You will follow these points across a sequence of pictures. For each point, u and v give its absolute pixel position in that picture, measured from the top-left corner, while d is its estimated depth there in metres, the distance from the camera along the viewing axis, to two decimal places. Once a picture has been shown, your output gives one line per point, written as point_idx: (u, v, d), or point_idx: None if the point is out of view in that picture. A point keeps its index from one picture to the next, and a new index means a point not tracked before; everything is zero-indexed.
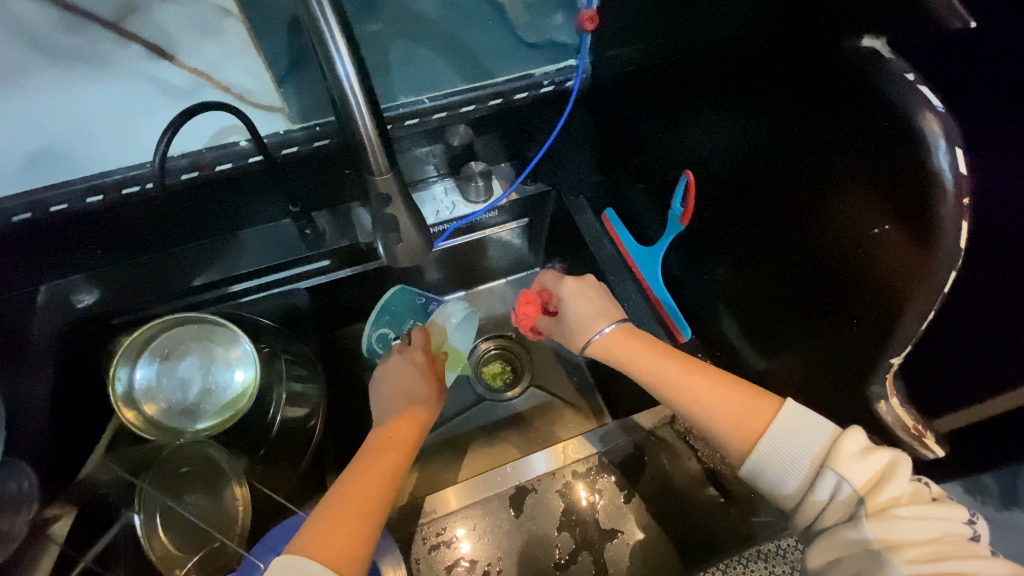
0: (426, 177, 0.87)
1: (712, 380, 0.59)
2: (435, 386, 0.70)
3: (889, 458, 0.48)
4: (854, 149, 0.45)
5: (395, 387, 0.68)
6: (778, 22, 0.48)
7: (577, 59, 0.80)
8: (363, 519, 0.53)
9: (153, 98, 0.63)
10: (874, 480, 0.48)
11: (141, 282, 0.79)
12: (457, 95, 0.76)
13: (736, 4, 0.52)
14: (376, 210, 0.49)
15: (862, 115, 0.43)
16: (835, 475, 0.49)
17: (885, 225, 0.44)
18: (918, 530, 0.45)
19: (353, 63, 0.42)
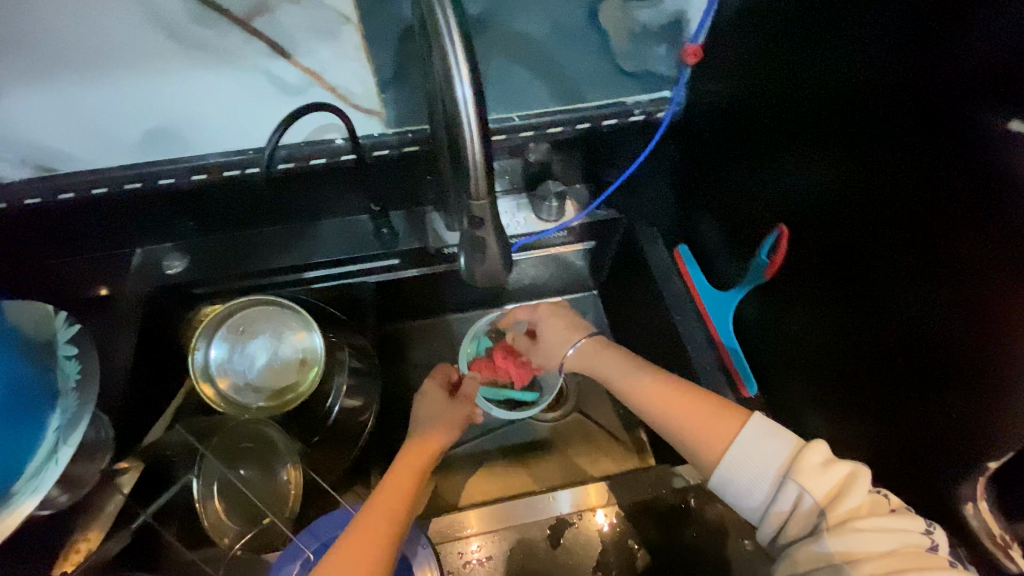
0: None
1: (689, 394, 0.63)
2: (459, 415, 0.71)
3: (842, 471, 0.52)
4: (986, 233, 0.41)
5: (426, 419, 0.70)
6: (913, 88, 0.45)
7: (673, 91, 0.79)
8: (385, 545, 0.55)
9: (266, 93, 0.65)
10: (833, 493, 0.51)
11: (224, 257, 0.83)
12: (546, 116, 0.76)
13: (865, 62, 0.50)
14: (466, 231, 0.50)
15: (998, 199, 0.40)
16: (796, 486, 0.52)
17: (1009, 320, 0.41)
18: (877, 543, 0.48)
19: (472, 87, 0.43)
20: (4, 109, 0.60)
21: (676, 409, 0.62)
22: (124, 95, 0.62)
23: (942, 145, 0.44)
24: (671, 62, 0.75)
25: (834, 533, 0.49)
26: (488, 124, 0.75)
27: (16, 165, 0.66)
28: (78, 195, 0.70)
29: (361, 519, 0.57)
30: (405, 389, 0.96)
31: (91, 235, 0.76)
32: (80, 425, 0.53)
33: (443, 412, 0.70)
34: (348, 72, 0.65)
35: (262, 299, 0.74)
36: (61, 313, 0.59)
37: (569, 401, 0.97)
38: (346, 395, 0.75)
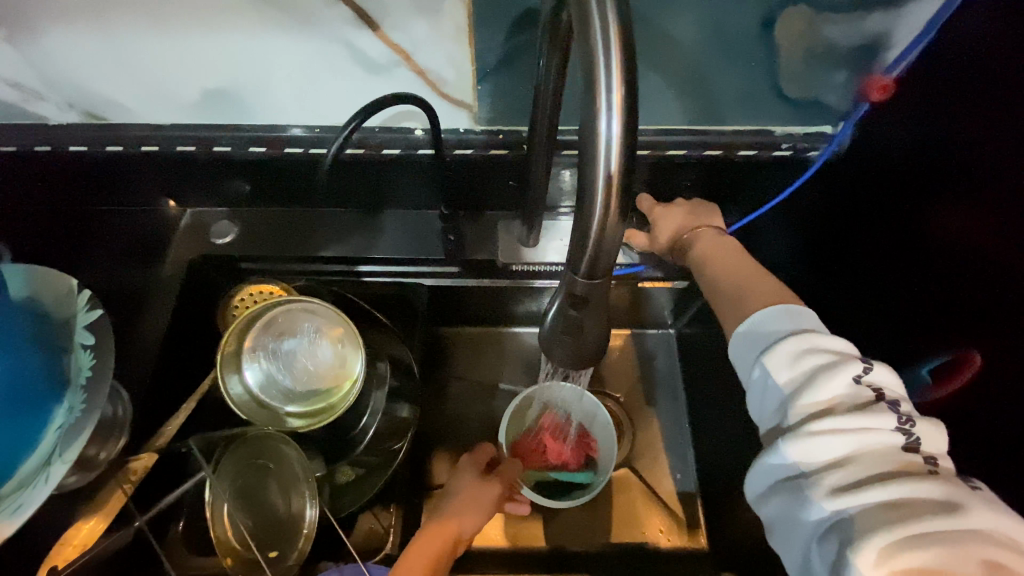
0: (555, 208, 0.75)
1: (764, 283, 0.53)
2: (491, 496, 0.69)
3: (850, 374, 0.44)
4: None
5: (455, 501, 0.68)
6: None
7: (837, 128, 0.62)
8: None
9: (344, 65, 0.54)
10: (822, 408, 0.43)
11: (277, 233, 0.75)
12: (671, 135, 0.62)
13: None
14: (557, 304, 0.38)
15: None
16: (805, 414, 0.44)
17: None
18: (881, 493, 0.39)
19: (622, 124, 0.31)
20: (50, 46, 0.52)
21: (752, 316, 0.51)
22: (181, 48, 0.53)
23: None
24: (848, 93, 0.59)
25: (791, 439, 0.43)
26: (638, 138, 0.62)
27: (61, 108, 0.59)
28: (127, 150, 0.63)
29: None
30: (442, 402, 0.87)
31: (139, 190, 0.70)
32: (81, 435, 0.45)
33: (470, 502, 0.68)
34: (445, 56, 0.53)
35: (294, 299, 0.65)
36: (84, 292, 0.52)
37: (620, 452, 0.84)
38: (383, 416, 0.67)
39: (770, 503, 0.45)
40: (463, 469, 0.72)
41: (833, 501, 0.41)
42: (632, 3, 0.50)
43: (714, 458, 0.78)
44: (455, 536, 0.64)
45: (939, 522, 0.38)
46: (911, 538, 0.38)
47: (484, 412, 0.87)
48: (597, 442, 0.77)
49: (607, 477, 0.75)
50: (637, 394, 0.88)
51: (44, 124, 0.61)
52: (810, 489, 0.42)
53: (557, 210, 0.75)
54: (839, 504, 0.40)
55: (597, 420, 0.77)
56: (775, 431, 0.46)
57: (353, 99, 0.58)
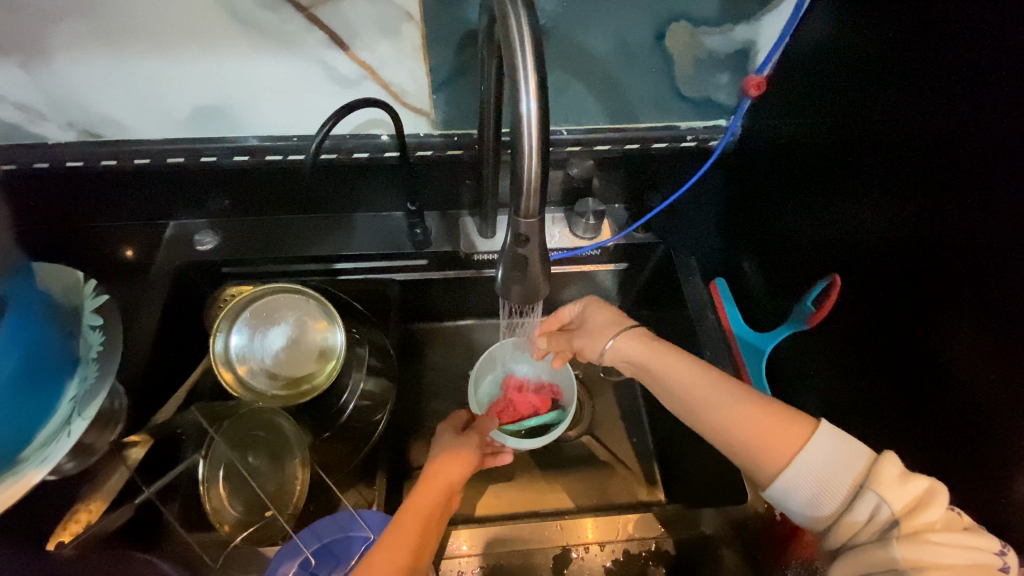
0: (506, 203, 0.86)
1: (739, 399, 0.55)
2: (471, 449, 0.70)
3: (893, 464, 0.48)
4: None
5: (436, 458, 0.68)
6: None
7: (729, 120, 0.76)
8: (407, 552, 0.54)
9: (320, 80, 0.64)
10: (859, 480, 0.49)
11: (257, 239, 0.82)
12: (597, 132, 0.75)
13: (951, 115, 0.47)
14: (507, 246, 0.48)
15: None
16: (875, 497, 0.47)
17: None
18: (951, 556, 0.43)
19: (538, 101, 0.41)
20: (58, 72, 0.60)
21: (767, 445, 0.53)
22: (176, 69, 0.62)
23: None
24: (732, 91, 0.73)
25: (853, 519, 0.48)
26: (571, 135, 0.74)
27: (62, 128, 0.67)
28: (121, 164, 0.70)
29: (385, 536, 0.56)
30: (418, 392, 0.94)
31: (128, 204, 0.76)
32: (97, 397, 0.52)
33: (456, 457, 0.68)
34: (405, 70, 0.64)
35: (281, 287, 0.73)
36: (90, 282, 0.59)
37: (582, 421, 0.92)
38: (363, 394, 0.74)
39: None
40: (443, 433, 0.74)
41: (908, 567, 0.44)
42: (554, 24, 0.63)
43: (665, 415, 0.88)
44: (443, 492, 0.64)
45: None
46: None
47: (458, 398, 0.94)
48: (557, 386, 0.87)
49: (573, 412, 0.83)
50: (593, 370, 0.97)
51: (44, 144, 0.68)
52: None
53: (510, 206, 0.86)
54: None
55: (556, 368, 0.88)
56: (847, 528, 0.49)
57: (328, 110, 0.68)
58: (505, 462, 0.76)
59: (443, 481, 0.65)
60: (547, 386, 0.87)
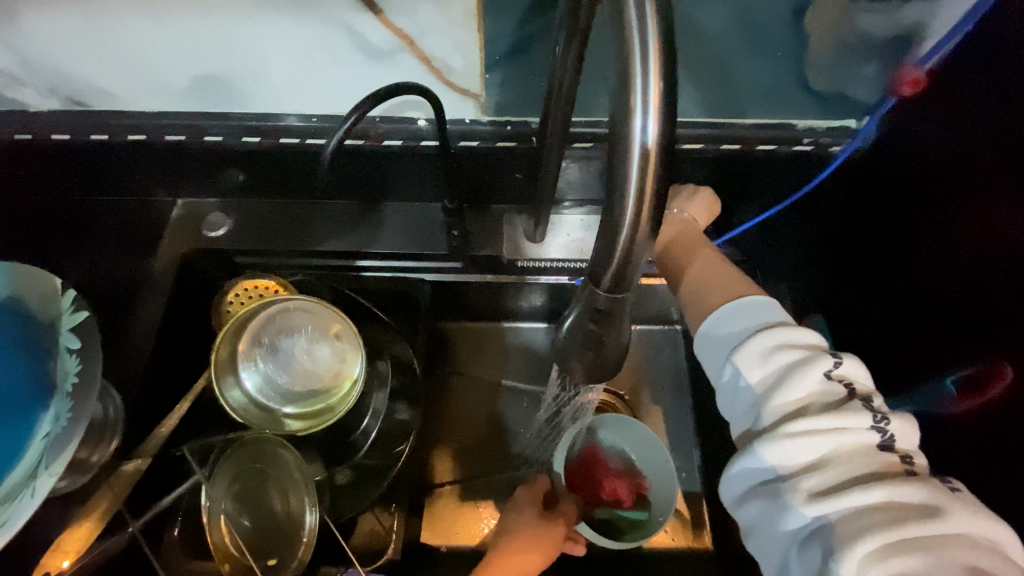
0: (558, 201, 0.72)
1: (710, 267, 0.59)
2: (553, 528, 0.65)
3: (819, 370, 0.46)
4: None
5: (512, 537, 0.64)
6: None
7: (861, 123, 0.59)
8: None
9: (344, 50, 0.50)
10: (776, 380, 0.47)
11: (272, 225, 0.72)
12: (690, 128, 0.59)
13: None
14: (575, 315, 0.35)
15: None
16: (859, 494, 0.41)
17: None
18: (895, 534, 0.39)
19: (658, 125, 0.28)
20: (28, 32, 0.49)
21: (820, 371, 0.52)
22: (166, 32, 0.49)
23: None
24: (876, 85, 0.55)
25: (765, 442, 0.45)
26: None
27: (43, 94, 0.56)
28: (113, 138, 0.60)
29: None
30: (444, 399, 0.86)
31: (128, 179, 0.67)
32: (68, 445, 0.43)
33: (535, 538, 0.64)
34: (453, 42, 0.49)
35: (294, 299, 0.62)
36: (68, 292, 0.49)
37: None
38: (382, 419, 0.65)
39: (746, 509, 0.46)
40: (518, 504, 0.69)
41: (814, 505, 0.42)
42: None
43: (722, 458, 0.77)
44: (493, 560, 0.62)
45: (923, 525, 0.39)
46: (894, 542, 0.39)
47: (488, 409, 0.86)
48: (649, 479, 0.72)
49: (665, 520, 0.69)
50: (642, 391, 0.86)
51: (27, 112, 0.58)
52: (787, 496, 0.43)
53: (561, 206, 0.72)
54: (816, 510, 0.42)
55: (654, 459, 0.72)
56: (750, 432, 0.47)
57: (353, 87, 0.54)
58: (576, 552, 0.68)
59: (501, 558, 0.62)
60: (640, 475, 0.73)
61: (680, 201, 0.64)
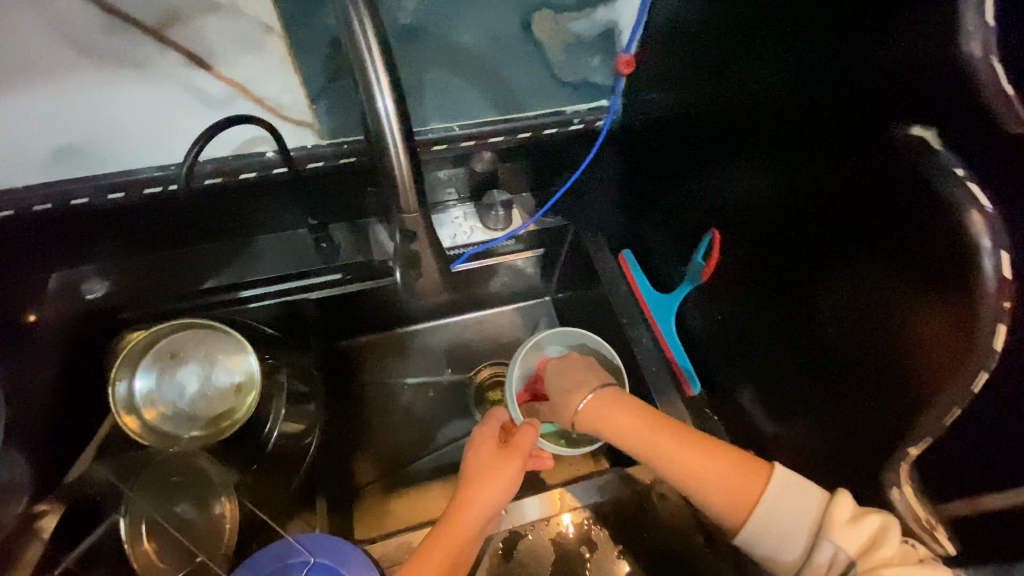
0: (443, 200, 0.88)
1: (613, 410, 0.61)
2: (515, 460, 0.62)
3: None
4: (903, 253, 0.42)
5: (472, 479, 0.61)
6: (819, 123, 0.48)
7: (609, 100, 0.80)
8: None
9: (187, 104, 0.62)
10: None
11: (153, 278, 0.78)
12: (488, 125, 0.74)
13: (792, 56, 0.49)
14: (397, 247, 0.48)
15: (893, 232, 0.43)
16: (831, 545, 0.49)
17: (937, 341, 0.41)
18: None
19: (392, 99, 0.42)
20: None
21: (728, 483, 0.55)
22: (20, 113, 0.58)
23: (835, 174, 0.47)
24: (606, 72, 0.77)
25: None
26: (462, 131, 0.74)
27: None
28: None
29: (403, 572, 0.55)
30: (358, 405, 0.95)
31: None
32: None
33: (488, 480, 0.60)
34: (277, 83, 0.63)
35: (184, 326, 0.69)
36: None
37: None
38: (285, 421, 0.71)
39: None
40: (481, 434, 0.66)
41: None
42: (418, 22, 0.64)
43: None
44: (479, 517, 0.59)
45: None
46: None
47: (397, 406, 0.96)
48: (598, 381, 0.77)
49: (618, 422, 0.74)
50: None
51: None
52: None
53: (445, 204, 0.88)
54: None
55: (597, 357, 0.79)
56: None
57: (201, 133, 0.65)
58: (543, 466, 0.69)
59: (490, 506, 0.59)
60: None
61: (568, 388, 0.67)
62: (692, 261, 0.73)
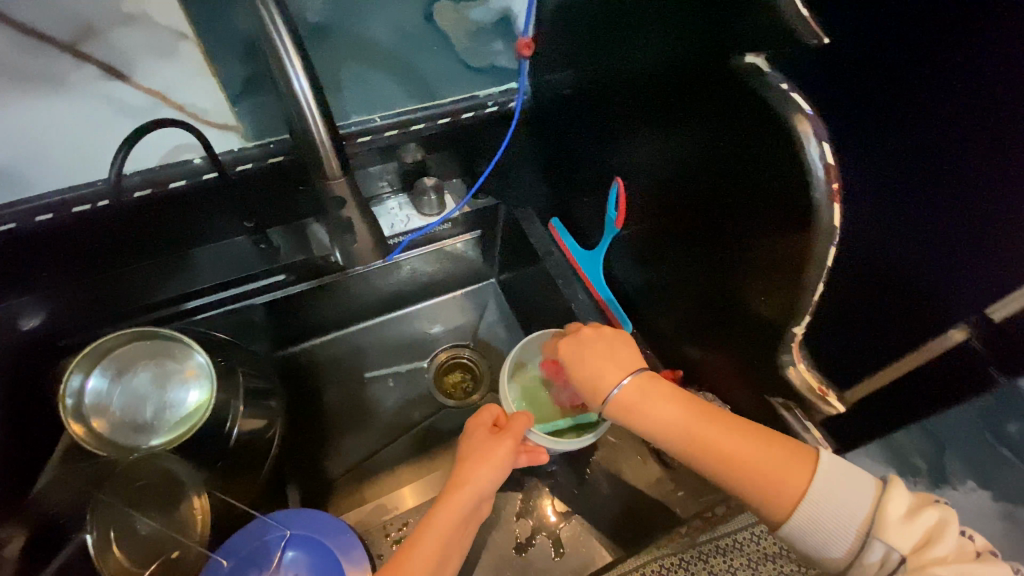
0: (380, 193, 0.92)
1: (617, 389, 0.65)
2: (507, 444, 0.67)
3: None
4: (757, 166, 0.52)
5: (467, 463, 0.66)
6: (674, 74, 0.58)
7: (518, 82, 0.88)
8: (434, 549, 0.59)
9: (109, 117, 0.64)
10: None
11: (89, 304, 0.75)
12: (407, 114, 0.82)
13: (638, 21, 0.60)
14: None
15: (750, 160, 0.53)
16: (883, 544, 0.48)
17: (793, 232, 0.50)
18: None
19: (305, 79, 0.53)
20: None
21: (767, 488, 0.53)
22: None
23: (692, 112, 0.58)
24: (510, 56, 0.84)
25: None
26: (383, 122, 0.81)
27: None
28: None
29: (401, 551, 0.58)
30: (321, 405, 0.97)
31: None
32: None
33: (482, 462, 0.65)
34: (197, 88, 0.66)
35: (137, 334, 0.70)
36: None
37: (479, 394, 1.01)
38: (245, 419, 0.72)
39: None
40: (478, 427, 0.72)
41: None
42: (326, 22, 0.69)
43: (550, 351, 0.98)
44: (471, 495, 0.63)
45: None
46: None
47: (360, 400, 0.99)
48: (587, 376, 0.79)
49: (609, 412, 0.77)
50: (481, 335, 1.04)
51: None
52: None
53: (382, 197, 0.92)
54: None
55: None
56: None
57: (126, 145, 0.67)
58: (538, 461, 0.74)
59: (482, 484, 0.64)
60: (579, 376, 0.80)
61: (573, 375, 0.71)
62: (607, 216, 0.82)
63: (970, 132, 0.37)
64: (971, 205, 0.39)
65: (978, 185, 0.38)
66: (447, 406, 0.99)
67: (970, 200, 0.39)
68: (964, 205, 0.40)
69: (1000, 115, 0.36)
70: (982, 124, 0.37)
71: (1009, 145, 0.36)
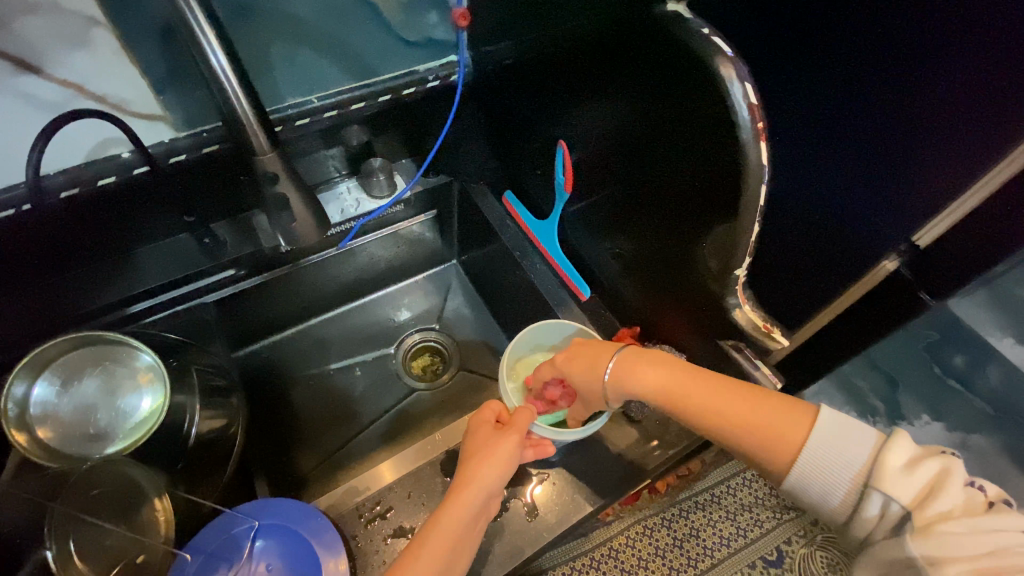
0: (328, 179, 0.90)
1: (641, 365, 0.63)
2: (512, 438, 0.66)
3: None
4: (689, 117, 0.51)
5: (474, 460, 0.65)
6: (603, 31, 0.57)
7: (457, 55, 0.86)
8: (447, 546, 0.58)
9: (22, 113, 0.61)
10: None
11: (28, 316, 0.72)
12: (345, 93, 0.80)
13: None
14: None
15: (681, 111, 0.52)
16: (882, 495, 0.48)
17: (728, 179, 0.50)
18: (971, 545, 0.44)
19: (223, 53, 0.52)
20: None
21: (764, 436, 0.55)
22: None
23: (627, 68, 0.57)
24: (447, 28, 0.84)
25: None
26: (322, 104, 0.79)
27: None
28: None
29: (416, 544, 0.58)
30: (290, 400, 0.96)
31: None
32: None
33: (489, 458, 0.64)
34: (117, 76, 0.63)
35: (83, 339, 0.68)
36: None
37: (449, 374, 1.01)
38: (204, 418, 0.70)
39: None
40: (482, 425, 0.70)
41: None
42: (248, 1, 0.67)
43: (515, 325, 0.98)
44: (483, 490, 0.62)
45: None
46: None
47: (329, 392, 0.97)
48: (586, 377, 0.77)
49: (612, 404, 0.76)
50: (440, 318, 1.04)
51: None
52: None
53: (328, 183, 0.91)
54: None
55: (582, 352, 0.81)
56: None
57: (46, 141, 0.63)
58: (546, 454, 0.71)
59: (492, 478, 0.63)
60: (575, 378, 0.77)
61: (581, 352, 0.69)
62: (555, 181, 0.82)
63: (868, 63, 0.39)
64: (879, 133, 0.41)
65: (886, 110, 0.40)
66: (416, 389, 0.99)
67: (880, 128, 0.41)
68: (875, 133, 0.41)
69: (902, 40, 0.37)
70: (882, 50, 0.38)
71: (910, 66, 0.38)
